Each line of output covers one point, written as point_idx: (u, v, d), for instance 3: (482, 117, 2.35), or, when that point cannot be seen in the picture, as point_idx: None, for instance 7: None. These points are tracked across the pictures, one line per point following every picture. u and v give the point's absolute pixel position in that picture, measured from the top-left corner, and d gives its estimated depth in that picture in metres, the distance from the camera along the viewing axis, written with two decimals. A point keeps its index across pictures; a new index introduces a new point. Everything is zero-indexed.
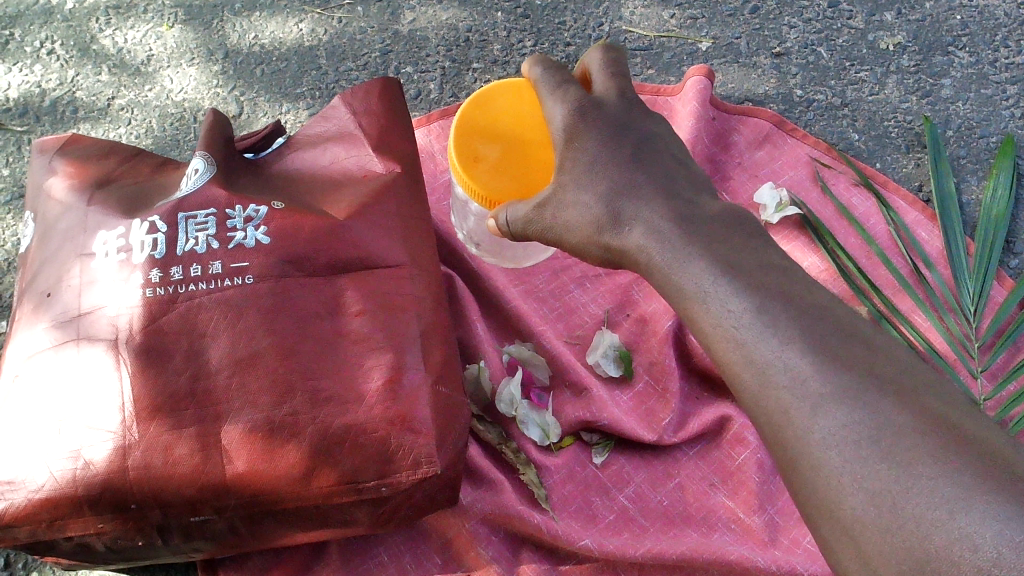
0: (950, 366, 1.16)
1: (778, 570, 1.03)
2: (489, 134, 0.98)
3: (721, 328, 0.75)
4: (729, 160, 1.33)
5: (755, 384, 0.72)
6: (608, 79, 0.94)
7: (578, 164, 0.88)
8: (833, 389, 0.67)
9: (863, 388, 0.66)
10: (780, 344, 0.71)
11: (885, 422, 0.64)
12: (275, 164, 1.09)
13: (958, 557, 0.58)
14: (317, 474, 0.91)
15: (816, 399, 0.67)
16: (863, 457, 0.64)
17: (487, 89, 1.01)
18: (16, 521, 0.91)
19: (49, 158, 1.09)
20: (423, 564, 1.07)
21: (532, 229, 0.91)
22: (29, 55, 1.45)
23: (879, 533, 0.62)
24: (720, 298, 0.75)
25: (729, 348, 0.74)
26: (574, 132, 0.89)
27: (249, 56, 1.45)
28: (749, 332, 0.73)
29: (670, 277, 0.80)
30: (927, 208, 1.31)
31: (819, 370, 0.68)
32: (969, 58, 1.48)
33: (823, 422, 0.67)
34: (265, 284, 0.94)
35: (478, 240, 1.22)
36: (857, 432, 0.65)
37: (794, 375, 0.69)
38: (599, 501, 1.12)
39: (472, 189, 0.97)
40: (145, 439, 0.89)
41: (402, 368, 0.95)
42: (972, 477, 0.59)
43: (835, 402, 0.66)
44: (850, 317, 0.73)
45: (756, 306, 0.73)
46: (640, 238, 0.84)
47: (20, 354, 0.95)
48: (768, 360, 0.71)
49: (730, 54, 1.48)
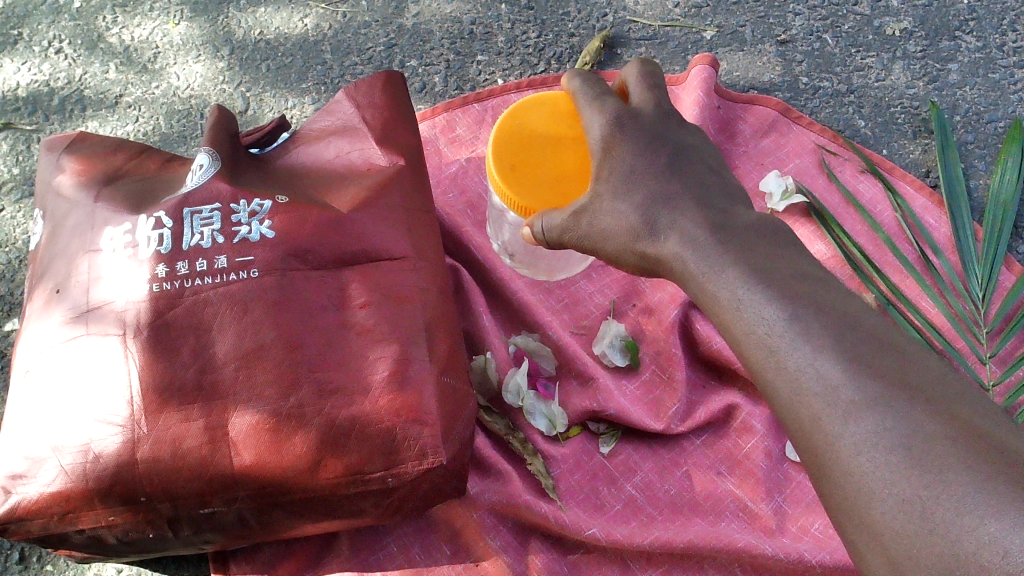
0: (958, 351, 1.16)
1: (784, 558, 1.04)
2: (525, 144, 0.96)
3: (749, 331, 0.74)
4: (735, 149, 1.33)
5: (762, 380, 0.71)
6: (643, 91, 0.92)
7: (614, 174, 0.86)
8: (866, 398, 0.65)
9: (896, 395, 0.65)
10: (810, 347, 0.69)
11: (917, 429, 0.63)
12: (280, 159, 1.09)
13: (987, 562, 0.56)
14: (324, 465, 0.92)
15: (847, 407, 0.66)
16: (892, 463, 0.63)
17: (525, 102, 1.00)
18: (30, 514, 0.92)
19: (57, 155, 1.10)
20: (432, 554, 1.08)
21: (569, 238, 0.89)
22: (37, 54, 1.46)
23: (907, 537, 0.61)
24: (754, 307, 0.74)
25: (761, 357, 0.73)
26: (612, 141, 0.88)
27: (255, 51, 1.46)
28: (777, 334, 0.72)
29: (703, 287, 0.79)
30: (934, 194, 1.30)
31: (852, 378, 0.67)
32: (977, 43, 1.47)
33: (856, 428, 0.65)
34: (270, 278, 0.95)
35: (513, 251, 1.23)
36: (890, 442, 0.63)
37: (825, 384, 0.68)
38: (606, 490, 1.12)
39: (511, 201, 0.96)
40: (154, 433, 0.91)
41: (408, 359, 0.95)
42: (1003, 484, 0.58)
43: (869, 407, 0.65)
44: (851, 304, 0.73)
45: (788, 311, 0.72)
46: (675, 245, 0.82)
47: (31, 350, 0.97)
48: (797, 363, 0.70)
49: (735, 42, 1.47)
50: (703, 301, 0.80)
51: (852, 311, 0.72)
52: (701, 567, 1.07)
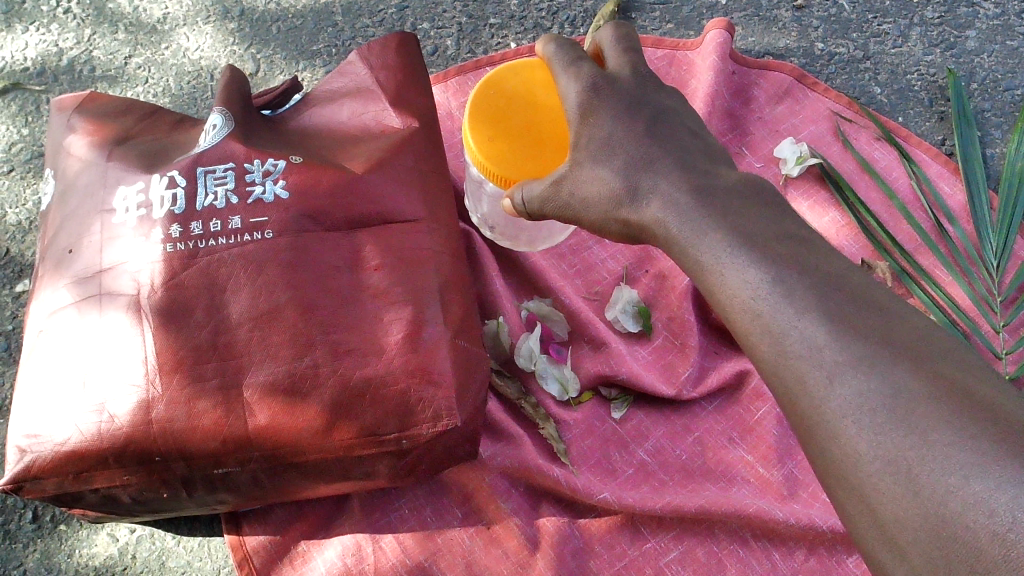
0: (973, 322, 1.16)
1: (796, 523, 1.05)
2: (501, 114, 0.93)
3: (734, 292, 0.73)
4: (750, 115, 1.31)
5: (767, 351, 0.71)
6: (620, 55, 0.89)
7: (593, 140, 0.84)
8: (848, 357, 0.65)
9: (880, 354, 0.64)
10: (793, 309, 0.69)
11: (902, 390, 0.63)
12: (292, 121, 1.08)
13: (972, 522, 0.57)
14: (338, 426, 0.92)
15: (831, 369, 0.66)
16: (878, 426, 0.63)
17: (499, 70, 0.96)
18: (45, 473, 0.93)
19: (68, 115, 1.09)
20: (444, 517, 1.08)
21: (550, 208, 0.87)
22: (45, 15, 1.44)
23: (895, 501, 0.62)
24: (737, 269, 0.73)
25: (746, 320, 0.72)
26: (589, 108, 0.85)
27: (265, 14, 1.44)
28: (762, 297, 0.71)
29: (686, 252, 0.77)
30: (950, 161, 1.29)
31: (836, 340, 0.66)
32: (995, 10, 1.44)
33: (841, 391, 0.65)
34: (285, 239, 0.94)
35: (492, 224, 1.19)
36: (871, 402, 0.63)
37: (811, 346, 0.67)
38: (618, 455, 1.12)
39: (488, 170, 0.93)
40: (168, 393, 0.91)
41: (422, 321, 0.95)
42: (991, 443, 0.58)
43: (853, 368, 0.64)
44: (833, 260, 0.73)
45: (771, 275, 0.71)
46: (657, 211, 0.80)
47: (46, 309, 0.97)
48: (782, 325, 0.69)
49: (751, 7, 1.43)
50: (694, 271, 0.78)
51: (838, 271, 0.71)
52: (711, 532, 1.08)
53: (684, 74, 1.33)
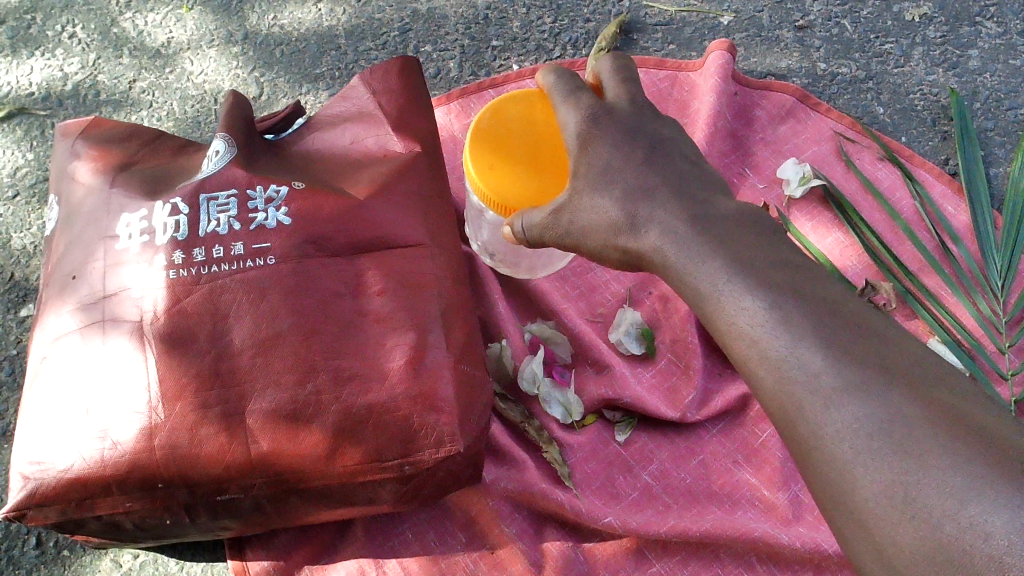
0: (979, 343, 1.16)
1: (801, 547, 1.04)
2: (501, 142, 0.94)
3: (731, 320, 0.73)
4: (752, 136, 1.31)
5: (765, 380, 0.70)
6: (617, 85, 0.90)
7: (592, 169, 0.84)
8: (845, 384, 0.65)
9: (877, 380, 0.64)
10: (790, 337, 0.69)
11: (897, 414, 0.63)
12: (295, 146, 1.09)
13: (969, 547, 0.57)
14: (341, 452, 0.92)
15: (828, 394, 0.66)
16: (874, 450, 0.63)
17: (499, 100, 0.96)
18: (48, 500, 0.93)
19: (72, 141, 1.10)
20: (447, 542, 1.08)
21: (549, 236, 0.87)
22: (50, 40, 1.45)
23: (892, 523, 0.62)
24: (735, 296, 0.73)
25: (743, 345, 0.72)
26: (587, 138, 0.85)
27: (268, 37, 1.44)
28: (759, 323, 0.71)
29: (683, 279, 0.77)
30: (953, 181, 1.28)
31: (833, 366, 0.66)
32: (997, 29, 1.43)
33: (838, 416, 0.65)
34: (287, 264, 0.95)
35: (492, 251, 1.19)
36: (867, 427, 0.63)
37: (807, 371, 0.67)
38: (622, 478, 1.12)
39: (488, 198, 0.93)
40: (171, 420, 0.91)
41: (425, 346, 0.95)
42: (987, 469, 0.58)
43: (849, 394, 0.65)
44: (833, 286, 0.73)
45: (768, 300, 0.71)
46: (655, 239, 0.80)
47: (50, 336, 0.97)
48: (779, 352, 0.69)
49: (753, 28, 1.42)
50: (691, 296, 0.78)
51: (834, 297, 0.71)
52: (716, 556, 1.07)
53: (687, 95, 1.32)
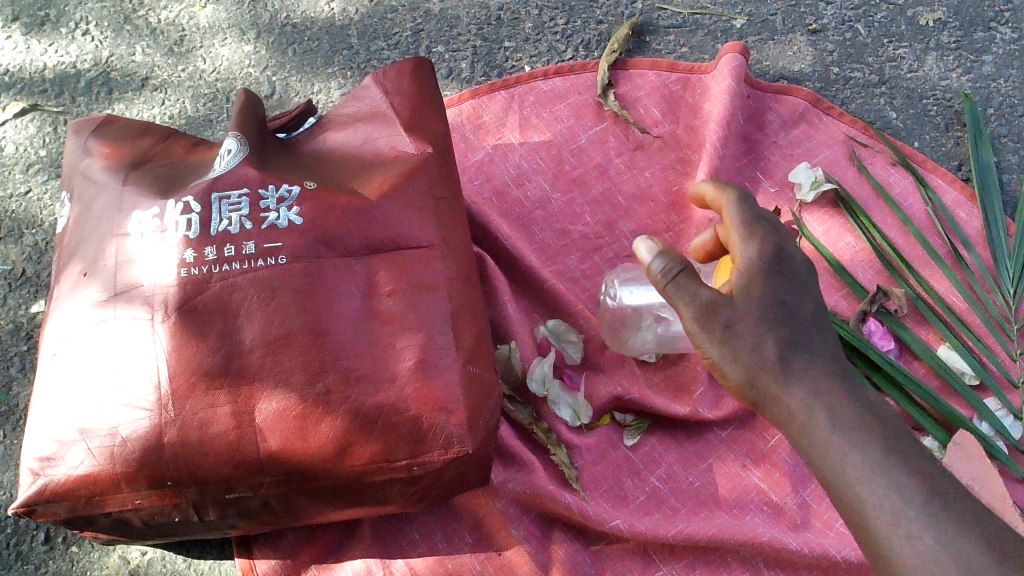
0: (988, 349, 1.16)
1: (809, 553, 1.04)
2: None
3: (832, 454, 0.87)
4: (764, 140, 1.30)
5: (846, 500, 0.86)
6: (758, 222, 0.95)
7: (788, 389, 0.90)
8: (921, 519, 0.82)
9: (960, 524, 0.82)
10: (887, 490, 0.84)
11: (963, 556, 0.80)
12: (307, 145, 1.09)
13: None
14: (350, 451, 0.92)
15: (906, 533, 0.82)
16: (945, 547, 0.81)
17: None
18: (57, 496, 0.93)
19: (85, 138, 1.10)
20: (454, 542, 1.08)
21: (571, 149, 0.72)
22: (64, 36, 1.45)
23: None
24: (838, 447, 0.86)
25: (838, 479, 0.86)
26: (755, 277, 0.91)
27: (281, 35, 1.43)
28: (856, 467, 0.85)
29: (796, 417, 0.89)
30: (966, 188, 1.27)
31: (920, 511, 0.83)
32: (1012, 34, 1.40)
33: (913, 545, 0.81)
34: (298, 264, 0.94)
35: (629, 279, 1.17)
36: (937, 553, 0.80)
37: (893, 510, 0.83)
38: (630, 482, 1.11)
39: None
40: (180, 418, 0.92)
41: (433, 347, 0.95)
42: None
43: (931, 529, 0.82)
44: (920, 459, 0.87)
45: (870, 455, 0.86)
46: (802, 398, 0.89)
47: (60, 331, 0.98)
48: (874, 502, 0.84)
49: (766, 31, 1.41)
50: (801, 443, 0.89)
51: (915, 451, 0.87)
52: (724, 561, 1.07)
53: (699, 97, 1.31)
